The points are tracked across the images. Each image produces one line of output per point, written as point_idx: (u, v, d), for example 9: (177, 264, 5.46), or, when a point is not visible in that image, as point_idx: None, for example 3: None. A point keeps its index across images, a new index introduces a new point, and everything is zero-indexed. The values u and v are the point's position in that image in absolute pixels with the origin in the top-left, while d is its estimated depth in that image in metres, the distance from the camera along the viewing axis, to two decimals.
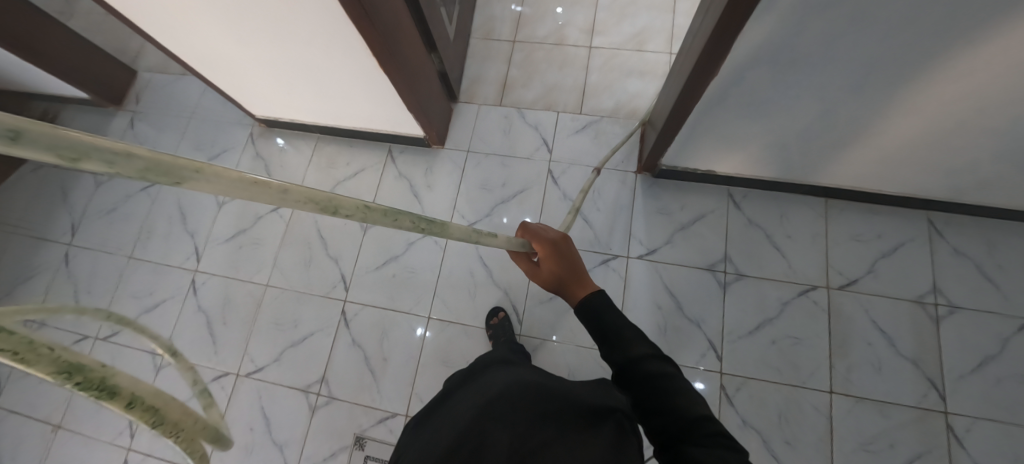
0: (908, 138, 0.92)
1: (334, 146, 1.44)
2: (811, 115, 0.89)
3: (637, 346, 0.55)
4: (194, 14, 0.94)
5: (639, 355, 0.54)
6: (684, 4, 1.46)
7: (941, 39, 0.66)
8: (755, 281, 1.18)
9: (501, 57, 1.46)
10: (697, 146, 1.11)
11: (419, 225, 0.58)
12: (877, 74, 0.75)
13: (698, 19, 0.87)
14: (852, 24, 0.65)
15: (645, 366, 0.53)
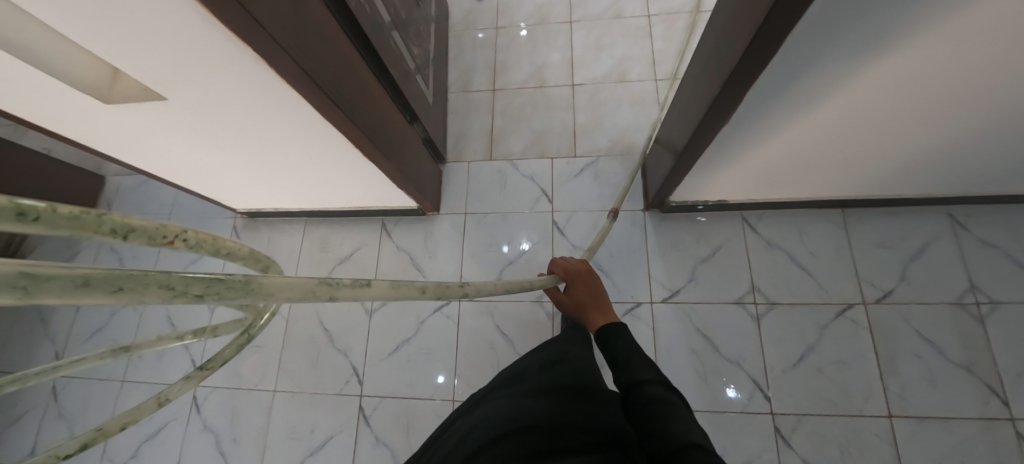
0: (926, 143, 0.88)
1: (323, 227, 1.36)
2: (826, 136, 0.85)
3: (642, 370, 0.65)
4: (158, 133, 0.87)
5: (642, 377, 0.64)
6: (660, 27, 1.42)
7: (967, 57, 0.61)
8: (788, 308, 1.12)
9: (483, 109, 1.41)
10: (707, 178, 1.06)
11: (183, 291, 0.33)
12: (895, 96, 0.70)
13: (705, 59, 0.83)
14: (878, 55, 0.60)
15: (646, 387, 0.63)
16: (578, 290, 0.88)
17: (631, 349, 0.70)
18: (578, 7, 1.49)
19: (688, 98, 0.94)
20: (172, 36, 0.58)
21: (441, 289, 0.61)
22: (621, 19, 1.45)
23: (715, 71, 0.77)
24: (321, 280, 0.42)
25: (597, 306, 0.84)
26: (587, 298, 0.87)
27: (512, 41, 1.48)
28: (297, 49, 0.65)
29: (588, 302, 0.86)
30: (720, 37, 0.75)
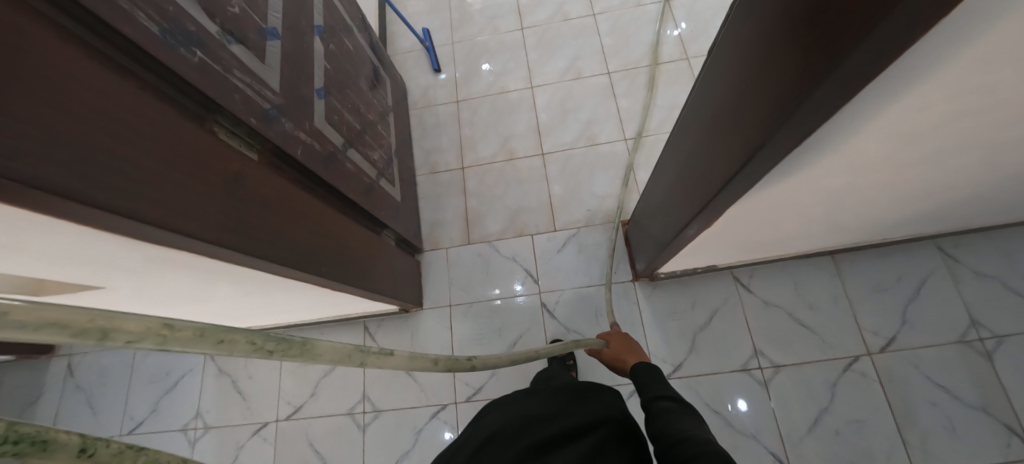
0: (913, 206, 0.85)
1: (303, 337, 1.28)
2: (810, 214, 0.81)
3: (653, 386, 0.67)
4: (103, 305, 0.79)
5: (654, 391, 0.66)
6: (621, 84, 1.41)
7: (947, 156, 0.58)
8: (794, 369, 1.09)
9: (455, 190, 1.36)
10: (695, 253, 1.03)
11: (261, 347, 0.36)
12: (878, 186, 0.67)
13: (673, 166, 0.79)
14: (859, 169, 0.57)
15: (657, 401, 0.64)
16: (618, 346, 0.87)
17: (645, 371, 0.72)
18: (537, 72, 1.46)
19: (658, 190, 0.90)
20: (85, 252, 0.51)
21: (450, 362, 0.56)
22: (582, 80, 1.43)
23: (686, 184, 0.72)
24: (356, 346, 0.43)
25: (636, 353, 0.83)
26: (629, 350, 0.86)
27: (475, 114, 1.45)
28: (239, 233, 0.59)
29: (628, 352, 0.85)
30: (684, 151, 0.71)
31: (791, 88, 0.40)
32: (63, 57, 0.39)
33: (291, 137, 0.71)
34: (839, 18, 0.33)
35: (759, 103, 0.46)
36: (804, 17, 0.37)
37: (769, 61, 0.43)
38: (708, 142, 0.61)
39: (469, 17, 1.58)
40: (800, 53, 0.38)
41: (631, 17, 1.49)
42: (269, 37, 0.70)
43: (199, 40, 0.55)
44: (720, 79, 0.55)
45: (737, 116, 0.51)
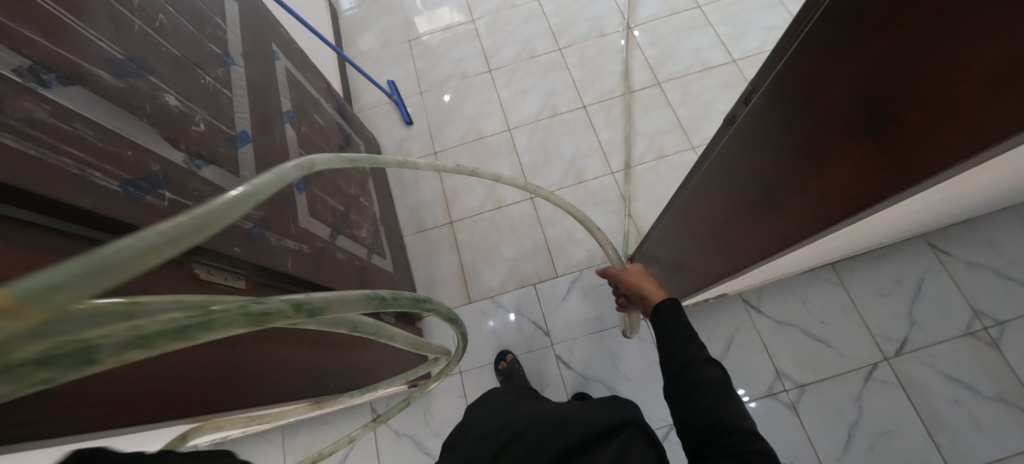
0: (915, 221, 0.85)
1: (306, 431, 1.18)
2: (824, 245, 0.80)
3: (686, 352, 0.54)
4: None
5: (686, 355, 0.54)
6: (599, 116, 1.39)
7: (966, 192, 0.58)
8: (818, 387, 1.08)
9: (447, 246, 1.30)
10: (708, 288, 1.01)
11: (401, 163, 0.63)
12: (895, 219, 0.66)
13: (676, 218, 0.76)
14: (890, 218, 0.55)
15: (692, 368, 0.52)
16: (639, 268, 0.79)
17: (679, 327, 0.58)
18: (512, 113, 1.44)
19: (660, 242, 0.88)
20: (63, 448, 0.43)
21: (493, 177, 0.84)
22: (559, 116, 1.41)
23: (704, 245, 0.69)
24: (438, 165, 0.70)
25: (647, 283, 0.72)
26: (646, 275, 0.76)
27: (455, 164, 1.40)
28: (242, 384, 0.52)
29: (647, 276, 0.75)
30: (691, 216, 0.69)
31: (849, 182, 0.37)
32: (13, 263, 0.32)
33: (280, 250, 0.64)
34: (914, 127, 0.29)
35: (803, 188, 0.43)
36: (846, 119, 0.34)
37: (805, 152, 0.40)
38: (730, 213, 0.58)
39: (433, 65, 1.55)
40: (853, 151, 0.35)
41: (597, 48, 1.49)
42: (239, 144, 0.63)
43: (167, 178, 0.47)
44: (731, 158, 0.53)
45: (768, 194, 0.48)
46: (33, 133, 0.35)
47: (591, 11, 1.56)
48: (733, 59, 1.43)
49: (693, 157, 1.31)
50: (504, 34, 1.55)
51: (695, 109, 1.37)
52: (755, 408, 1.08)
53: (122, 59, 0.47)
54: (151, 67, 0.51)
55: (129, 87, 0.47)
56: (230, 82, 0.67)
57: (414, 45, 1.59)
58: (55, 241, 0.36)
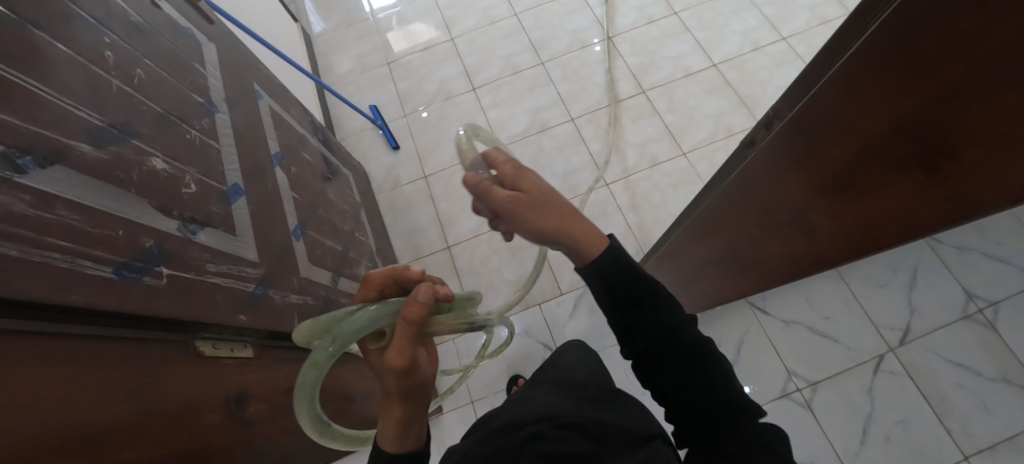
0: None
1: None
2: None
3: (675, 316, 0.45)
4: None
5: (677, 322, 0.44)
6: (588, 129, 1.39)
7: None
8: (830, 383, 1.09)
9: (447, 273, 1.27)
10: None
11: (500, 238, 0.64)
12: None
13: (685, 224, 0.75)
14: None
15: (677, 333, 0.44)
16: (532, 184, 0.44)
17: (655, 282, 0.45)
18: (501, 131, 1.42)
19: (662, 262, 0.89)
20: None
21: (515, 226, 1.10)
22: (549, 131, 1.41)
23: (718, 259, 0.69)
24: None
25: (577, 228, 0.43)
26: (548, 202, 0.43)
27: (448, 186, 1.37)
28: None
29: (557, 205, 0.44)
30: (698, 236, 0.69)
31: (863, 210, 0.38)
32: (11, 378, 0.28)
33: (285, 308, 0.60)
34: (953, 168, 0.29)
35: (813, 215, 0.44)
36: (866, 151, 0.35)
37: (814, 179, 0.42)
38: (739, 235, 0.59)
39: (416, 86, 1.52)
40: (864, 179, 0.36)
41: (580, 60, 1.50)
42: (233, 198, 0.59)
43: (163, 252, 0.43)
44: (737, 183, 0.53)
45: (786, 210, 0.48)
46: (11, 229, 0.31)
47: (570, 23, 1.56)
48: (713, 63, 1.45)
49: (685, 163, 1.32)
50: (486, 52, 1.54)
51: (682, 115, 1.39)
52: (771, 411, 1.08)
53: (103, 126, 0.43)
54: (135, 129, 0.47)
55: (113, 157, 0.43)
56: (217, 132, 0.63)
57: (394, 68, 1.56)
58: (46, 345, 0.31)
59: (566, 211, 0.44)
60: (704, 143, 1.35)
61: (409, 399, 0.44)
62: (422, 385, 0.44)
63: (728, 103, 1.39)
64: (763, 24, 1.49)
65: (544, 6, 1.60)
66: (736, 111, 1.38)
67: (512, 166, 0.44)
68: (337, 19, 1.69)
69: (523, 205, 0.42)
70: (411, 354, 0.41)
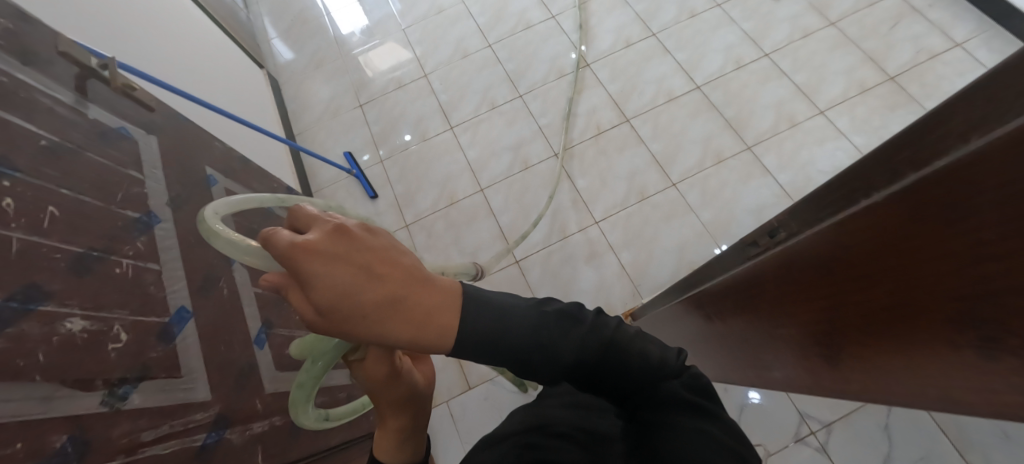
0: None
1: None
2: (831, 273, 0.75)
3: (570, 350, 0.37)
4: None
5: (571, 356, 0.37)
6: (573, 164, 1.34)
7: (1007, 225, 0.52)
8: (843, 423, 1.04)
9: None
10: None
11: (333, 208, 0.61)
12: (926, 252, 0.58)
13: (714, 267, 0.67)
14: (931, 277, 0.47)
15: (592, 332, 0.39)
16: (343, 273, 0.33)
17: (539, 322, 0.37)
18: (482, 171, 1.36)
19: (669, 314, 0.84)
20: None
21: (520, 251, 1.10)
22: (532, 168, 1.35)
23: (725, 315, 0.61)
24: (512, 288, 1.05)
25: (417, 319, 0.34)
26: (359, 294, 0.33)
27: (431, 235, 1.30)
28: None
29: (376, 295, 0.33)
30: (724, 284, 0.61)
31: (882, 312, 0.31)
32: None
33: (245, 446, 0.54)
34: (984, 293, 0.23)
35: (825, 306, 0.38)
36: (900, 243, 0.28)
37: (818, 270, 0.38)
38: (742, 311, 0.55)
39: (390, 129, 1.46)
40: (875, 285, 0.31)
41: (558, 90, 1.44)
42: (177, 330, 0.52)
43: (79, 448, 0.37)
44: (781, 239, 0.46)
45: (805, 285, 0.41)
46: None
47: (546, 51, 1.50)
48: (697, 85, 1.40)
49: (676, 194, 1.27)
50: (460, 88, 1.49)
51: (667, 142, 1.33)
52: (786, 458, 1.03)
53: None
54: (45, 289, 0.40)
55: (11, 341, 0.36)
56: (157, 249, 0.56)
57: (367, 110, 1.50)
58: None
59: (405, 295, 0.35)
60: (693, 171, 1.29)
61: (405, 407, 0.44)
62: (414, 394, 0.44)
63: (715, 126, 1.33)
64: (744, 40, 1.44)
65: (517, 34, 1.54)
66: (724, 134, 1.32)
67: (305, 263, 0.32)
68: (307, 64, 1.64)
69: (344, 308, 0.32)
70: (393, 365, 0.40)
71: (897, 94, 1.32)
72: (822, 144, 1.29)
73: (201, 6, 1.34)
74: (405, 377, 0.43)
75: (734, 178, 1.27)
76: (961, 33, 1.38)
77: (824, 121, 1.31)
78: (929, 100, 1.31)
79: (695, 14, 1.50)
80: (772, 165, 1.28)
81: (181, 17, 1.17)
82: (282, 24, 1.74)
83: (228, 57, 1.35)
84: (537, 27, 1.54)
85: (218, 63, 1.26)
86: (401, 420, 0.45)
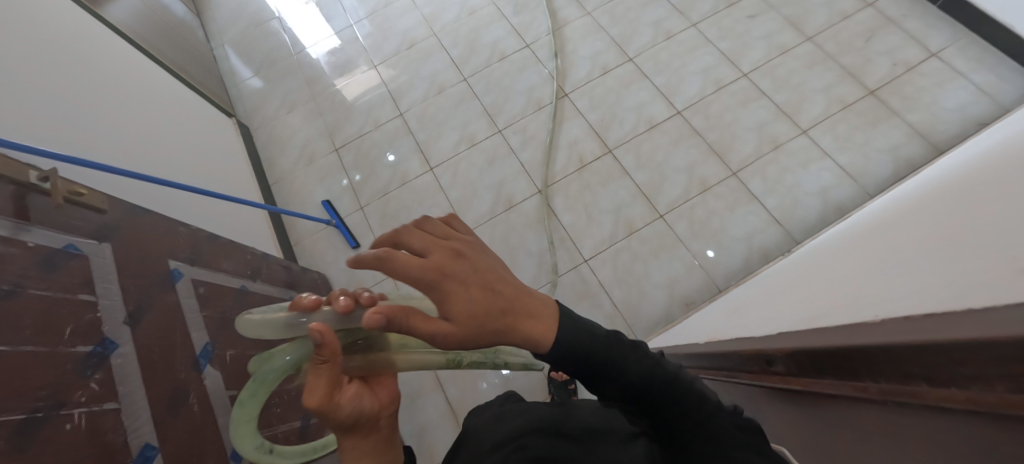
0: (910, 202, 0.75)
1: None
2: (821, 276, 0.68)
3: (642, 378, 0.39)
4: None
5: (637, 375, 0.39)
6: (557, 200, 1.31)
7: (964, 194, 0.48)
8: None
9: (429, 384, 1.18)
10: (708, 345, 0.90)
11: None
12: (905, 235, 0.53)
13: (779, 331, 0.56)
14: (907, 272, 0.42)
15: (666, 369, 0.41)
16: (471, 291, 0.36)
17: (627, 357, 0.40)
18: (465, 213, 1.33)
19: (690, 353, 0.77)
20: None
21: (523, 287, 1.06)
22: (516, 207, 1.32)
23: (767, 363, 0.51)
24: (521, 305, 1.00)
25: (529, 320, 0.37)
26: (486, 303, 0.36)
27: None
28: None
29: (495, 305, 0.36)
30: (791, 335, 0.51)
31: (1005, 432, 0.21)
32: None
33: None
34: None
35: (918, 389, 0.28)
36: None
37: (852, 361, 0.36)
38: (772, 382, 0.51)
39: (369, 173, 1.42)
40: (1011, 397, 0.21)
41: (538, 122, 1.42)
42: None
43: None
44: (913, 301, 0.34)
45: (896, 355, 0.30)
46: None
47: (523, 83, 1.48)
48: (677, 110, 1.38)
49: (663, 226, 1.25)
50: (437, 126, 1.46)
51: (651, 172, 1.31)
52: None
53: None
54: None
55: None
56: (116, 382, 0.53)
57: (344, 154, 1.47)
58: None
59: (514, 307, 0.37)
60: (679, 201, 1.27)
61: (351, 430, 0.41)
62: (356, 418, 0.40)
63: (698, 153, 1.32)
64: (721, 60, 1.43)
65: (492, 66, 1.52)
66: (707, 161, 1.31)
67: (445, 284, 0.35)
68: (278, 108, 1.59)
69: (474, 318, 0.35)
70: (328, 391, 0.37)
71: (878, 109, 1.32)
72: (807, 166, 1.28)
73: (161, 61, 1.29)
74: (346, 407, 0.39)
75: (720, 206, 1.25)
76: (937, 42, 1.38)
77: (807, 141, 1.30)
78: (910, 114, 1.30)
79: (671, 36, 1.49)
80: (759, 190, 1.26)
81: (140, 79, 1.12)
82: (251, 67, 1.70)
83: (194, 113, 1.30)
84: (512, 57, 1.52)
85: (184, 121, 1.21)
86: (355, 439, 0.42)
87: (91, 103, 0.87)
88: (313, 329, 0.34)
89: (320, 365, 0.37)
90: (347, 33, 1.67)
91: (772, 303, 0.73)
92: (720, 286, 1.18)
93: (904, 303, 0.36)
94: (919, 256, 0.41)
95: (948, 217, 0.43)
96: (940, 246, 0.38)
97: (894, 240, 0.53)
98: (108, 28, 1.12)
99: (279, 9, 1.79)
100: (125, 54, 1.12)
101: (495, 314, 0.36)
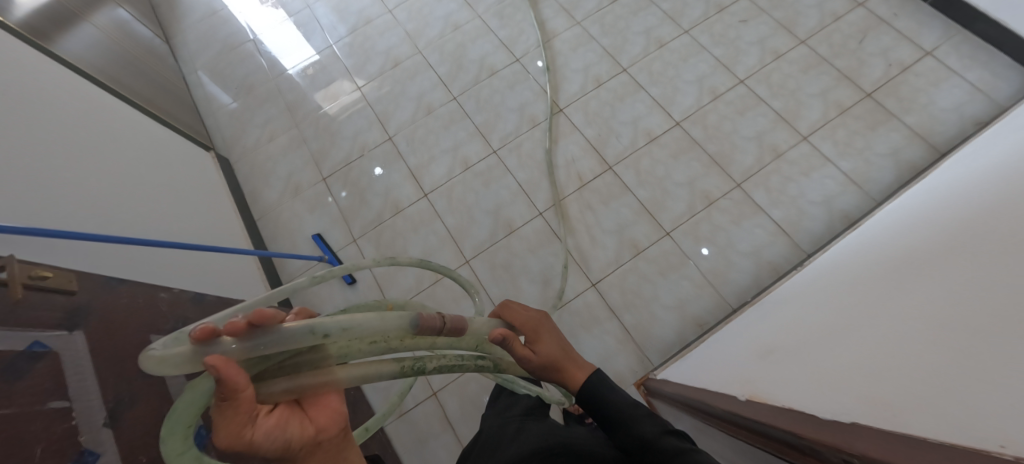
0: (922, 225, 0.72)
1: None
2: (837, 319, 0.64)
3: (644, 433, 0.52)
4: None
5: (651, 436, 0.51)
6: (558, 222, 1.27)
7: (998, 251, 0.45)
8: None
9: (438, 425, 1.13)
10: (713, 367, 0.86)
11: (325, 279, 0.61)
12: (931, 290, 0.50)
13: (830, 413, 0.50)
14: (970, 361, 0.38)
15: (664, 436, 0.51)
16: (552, 332, 0.64)
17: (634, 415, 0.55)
18: (463, 240, 1.28)
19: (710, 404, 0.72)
20: None
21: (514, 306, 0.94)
22: (517, 232, 1.27)
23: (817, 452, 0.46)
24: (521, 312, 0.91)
25: (572, 366, 0.61)
26: (554, 342, 0.63)
27: None
28: None
29: (557, 345, 0.62)
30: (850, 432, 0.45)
31: None
32: None
33: None
34: None
35: None
36: None
37: None
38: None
39: (360, 203, 1.36)
40: None
41: (533, 140, 1.37)
42: None
43: None
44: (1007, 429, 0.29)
45: None
46: None
47: (515, 99, 1.43)
48: (675, 121, 1.35)
49: (670, 243, 1.22)
50: (428, 149, 1.40)
51: (653, 188, 1.28)
52: None
53: None
54: None
55: None
56: None
57: (333, 184, 1.40)
58: None
59: (566, 357, 0.62)
60: (684, 218, 1.24)
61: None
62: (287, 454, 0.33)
63: (699, 166, 1.29)
64: (716, 68, 1.40)
65: (482, 83, 1.47)
66: (709, 173, 1.28)
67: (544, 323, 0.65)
68: (258, 137, 1.51)
69: (549, 352, 0.60)
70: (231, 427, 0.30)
71: (877, 112, 1.30)
72: (810, 174, 1.25)
73: (127, 97, 1.20)
74: (265, 446, 0.32)
75: (726, 220, 1.22)
76: (929, 40, 1.37)
77: (808, 148, 1.28)
78: (908, 115, 1.29)
79: (663, 44, 1.45)
80: (763, 201, 1.24)
81: (105, 121, 1.03)
82: (228, 94, 1.61)
83: (167, 151, 1.22)
84: (502, 72, 1.47)
85: (156, 162, 1.13)
86: None
87: (50, 158, 0.79)
88: (207, 365, 0.27)
89: (221, 403, 0.30)
90: (327, 53, 1.60)
91: (788, 348, 0.69)
92: (732, 304, 1.15)
93: (994, 416, 0.31)
94: (983, 346, 0.38)
95: (999, 292, 0.40)
96: (1011, 343, 0.35)
97: (927, 295, 0.50)
98: (65, 66, 1.03)
99: (254, 31, 1.70)
100: (86, 94, 1.04)
101: (556, 348, 0.62)
